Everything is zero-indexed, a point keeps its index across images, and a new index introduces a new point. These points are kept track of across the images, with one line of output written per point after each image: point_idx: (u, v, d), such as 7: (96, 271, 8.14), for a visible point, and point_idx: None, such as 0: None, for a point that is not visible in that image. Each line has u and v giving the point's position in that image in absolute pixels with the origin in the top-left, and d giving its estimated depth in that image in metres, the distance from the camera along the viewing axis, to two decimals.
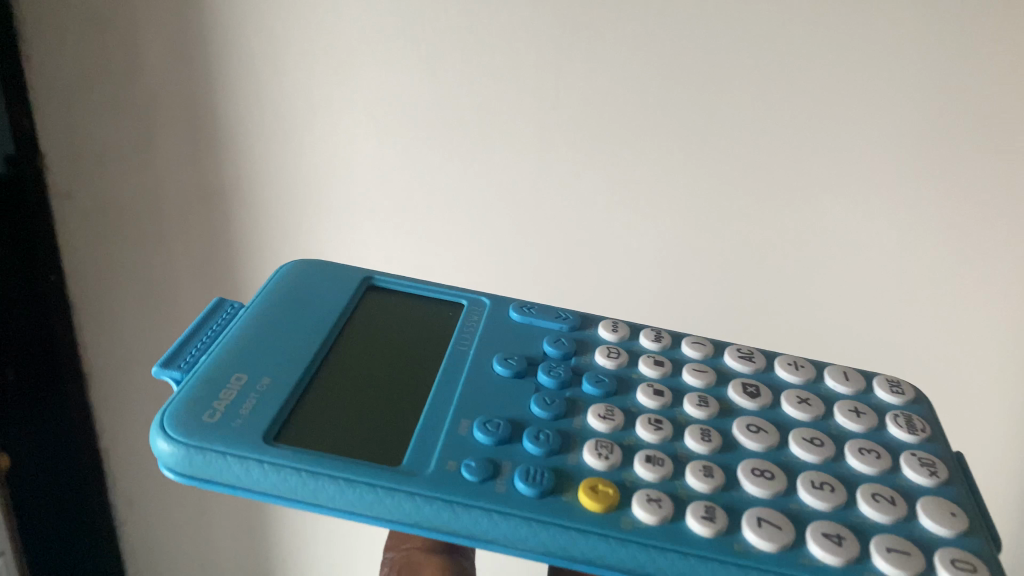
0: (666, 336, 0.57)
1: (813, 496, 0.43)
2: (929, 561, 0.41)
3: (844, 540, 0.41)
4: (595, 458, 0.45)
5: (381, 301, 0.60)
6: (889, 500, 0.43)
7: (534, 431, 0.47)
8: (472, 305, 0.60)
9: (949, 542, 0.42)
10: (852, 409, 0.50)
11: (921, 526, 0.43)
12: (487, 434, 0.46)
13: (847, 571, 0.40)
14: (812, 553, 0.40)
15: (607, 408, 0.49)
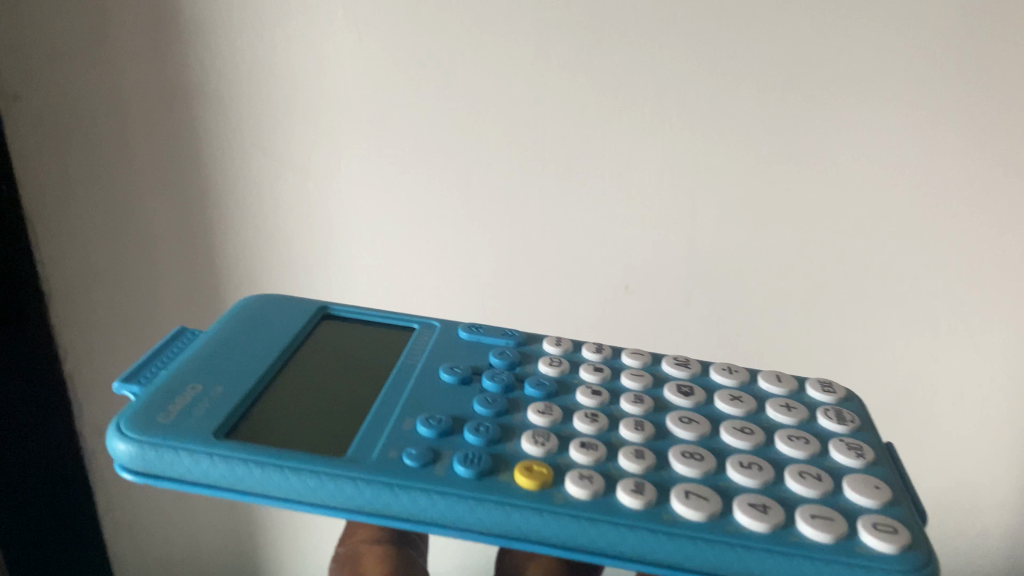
0: (607, 348, 0.58)
1: (741, 474, 0.43)
2: (852, 525, 0.40)
3: (767, 501, 0.41)
4: (531, 446, 0.46)
5: (336, 326, 0.62)
6: (756, 466, 0.44)
7: (470, 430, 0.47)
8: (418, 328, 0.61)
9: (869, 509, 0.42)
10: (783, 405, 0.51)
11: (845, 499, 0.43)
12: (429, 428, 0.47)
13: (760, 529, 0.40)
14: (693, 504, 0.41)
15: (546, 410, 0.49)
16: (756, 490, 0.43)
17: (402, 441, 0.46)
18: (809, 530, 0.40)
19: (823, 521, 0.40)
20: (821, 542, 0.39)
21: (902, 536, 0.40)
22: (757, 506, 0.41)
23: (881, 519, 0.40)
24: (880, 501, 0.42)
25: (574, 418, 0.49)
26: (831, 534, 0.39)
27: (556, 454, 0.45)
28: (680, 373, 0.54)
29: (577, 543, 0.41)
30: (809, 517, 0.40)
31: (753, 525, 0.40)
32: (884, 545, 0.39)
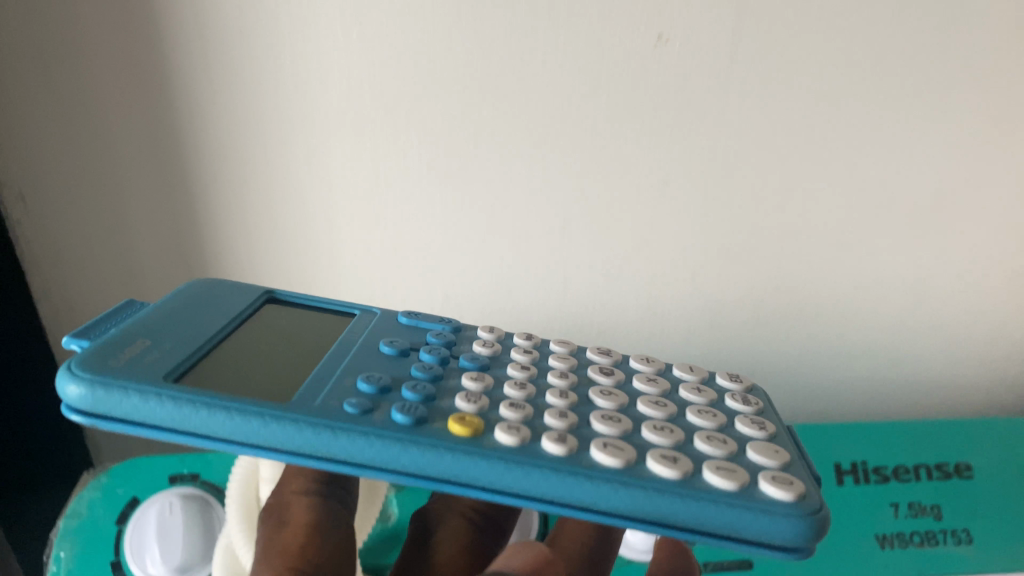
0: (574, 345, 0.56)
1: (655, 435, 0.40)
2: (753, 476, 0.38)
3: (677, 454, 0.38)
4: (462, 402, 0.41)
5: (284, 310, 0.54)
6: (663, 405, 0.45)
7: (401, 403, 0.40)
8: (363, 319, 0.54)
9: (772, 470, 0.39)
10: (695, 387, 0.49)
11: (749, 459, 0.40)
12: (354, 405, 0.39)
13: (672, 477, 0.36)
14: (619, 454, 0.37)
15: (478, 376, 0.45)
16: (663, 419, 0.44)
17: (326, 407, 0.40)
18: (712, 480, 0.37)
19: (726, 473, 0.37)
20: (727, 491, 0.36)
21: (804, 491, 0.37)
22: (667, 458, 0.38)
23: (782, 474, 0.37)
24: (801, 496, 0.36)
25: (525, 391, 0.44)
26: (737, 483, 0.36)
27: (479, 411, 0.41)
28: (642, 367, 0.52)
29: (558, 496, 0.36)
30: (715, 469, 0.37)
31: (717, 482, 0.36)
32: (786, 494, 0.36)
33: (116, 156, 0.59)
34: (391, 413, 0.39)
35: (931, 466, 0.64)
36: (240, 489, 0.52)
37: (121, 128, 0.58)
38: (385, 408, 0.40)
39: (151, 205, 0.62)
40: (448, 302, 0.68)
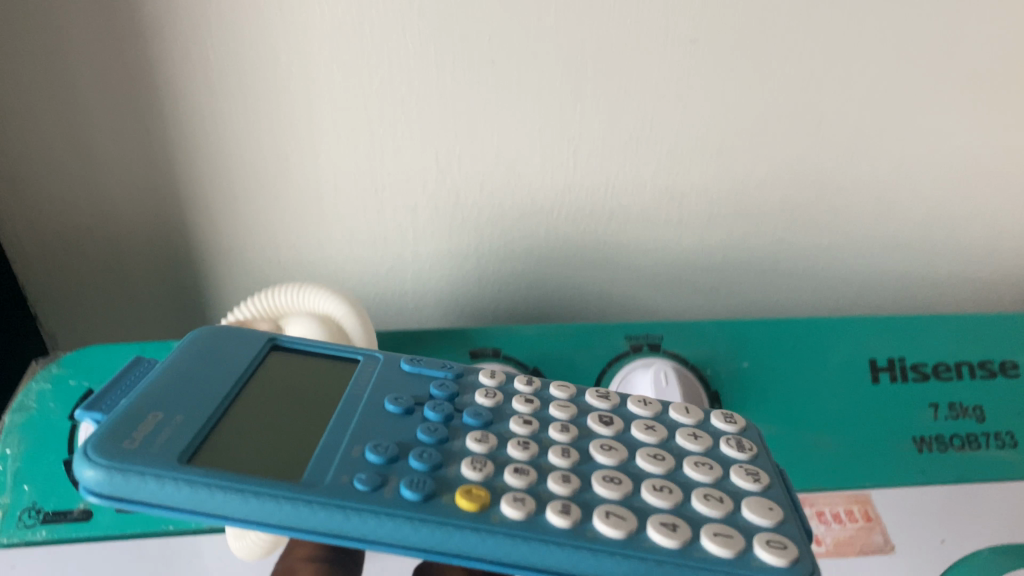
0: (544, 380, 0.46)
1: (653, 495, 0.37)
2: (748, 540, 0.35)
3: (677, 518, 0.36)
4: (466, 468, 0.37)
5: (285, 359, 0.45)
6: (656, 453, 0.40)
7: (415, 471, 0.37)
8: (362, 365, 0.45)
9: (767, 530, 0.36)
10: (727, 416, 0.43)
11: (742, 518, 0.37)
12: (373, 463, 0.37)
13: (673, 547, 0.35)
14: (671, 530, 0.35)
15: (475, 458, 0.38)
16: (662, 476, 0.38)
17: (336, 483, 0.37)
18: (708, 547, 0.35)
19: (722, 539, 0.35)
20: (719, 560, 0.34)
21: (798, 554, 0.35)
22: (721, 534, 0.35)
23: (775, 536, 0.35)
24: (793, 561, 0.35)
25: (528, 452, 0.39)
26: (733, 550, 0.34)
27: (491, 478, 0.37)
28: None
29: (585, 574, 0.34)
30: (711, 534, 0.35)
31: (714, 549, 0.35)
32: (780, 561, 0.34)
33: (106, 150, 0.58)
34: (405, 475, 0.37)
35: (974, 364, 0.61)
36: None
37: (98, 107, 0.56)
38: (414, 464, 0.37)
39: (126, 163, 0.59)
40: (467, 228, 0.63)
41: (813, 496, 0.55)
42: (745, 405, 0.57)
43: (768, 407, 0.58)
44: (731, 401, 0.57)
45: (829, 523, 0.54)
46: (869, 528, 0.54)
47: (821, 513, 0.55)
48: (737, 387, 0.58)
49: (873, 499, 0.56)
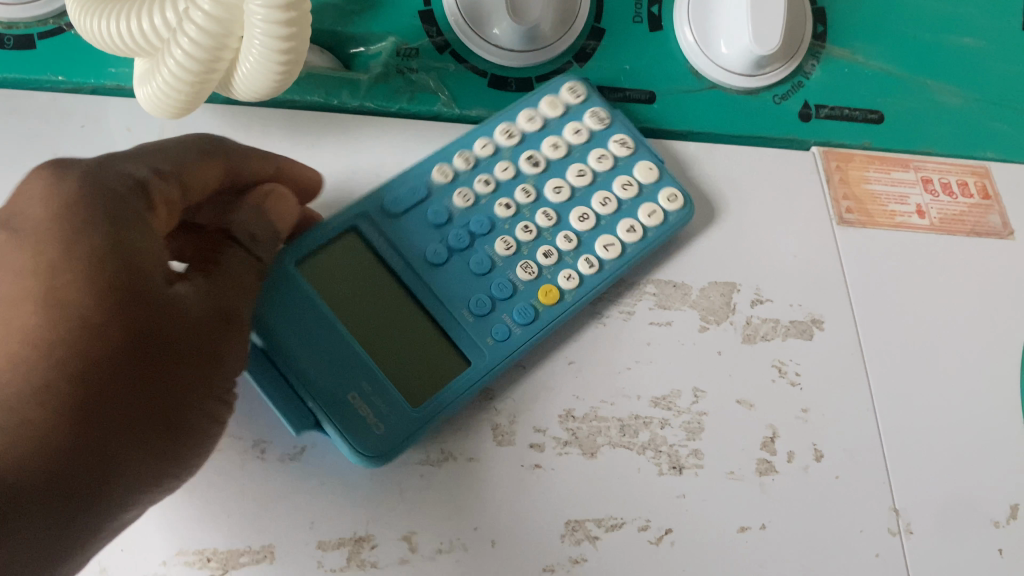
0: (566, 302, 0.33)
1: (615, 193, 0.36)
2: (603, 141, 0.37)
3: (626, 186, 0.36)
4: (559, 240, 0.34)
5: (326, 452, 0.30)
6: (602, 158, 0.37)
7: (528, 220, 0.35)
8: (361, 231, 0.34)
9: (625, 127, 0.37)
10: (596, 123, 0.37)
11: (612, 132, 0.37)
12: (434, 254, 0.34)
13: (626, 197, 0.36)
14: (623, 189, 0.36)
15: (444, 167, 0.35)
16: (590, 173, 0.36)
17: (467, 288, 0.33)
18: (635, 176, 0.36)
19: (621, 148, 0.37)
20: (625, 165, 0.37)
21: (606, 116, 0.37)
22: (619, 147, 0.37)
23: (602, 112, 0.37)
24: (604, 124, 0.37)
25: (552, 221, 0.35)
26: (641, 166, 0.36)
27: (513, 180, 0.36)
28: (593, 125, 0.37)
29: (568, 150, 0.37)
30: (644, 170, 0.36)
31: (644, 183, 0.36)
32: (623, 128, 0.37)
33: None
34: (446, 195, 0.35)
35: None
36: (113, 11, 0.31)
37: None
38: (522, 235, 0.34)
39: None
40: None
41: (921, 160, 0.42)
42: (855, 33, 0.43)
43: (885, 38, 0.43)
44: (837, 25, 0.43)
45: (936, 195, 0.42)
46: (985, 207, 0.42)
47: (927, 181, 0.42)
48: (848, 6, 0.43)
49: (994, 173, 0.43)
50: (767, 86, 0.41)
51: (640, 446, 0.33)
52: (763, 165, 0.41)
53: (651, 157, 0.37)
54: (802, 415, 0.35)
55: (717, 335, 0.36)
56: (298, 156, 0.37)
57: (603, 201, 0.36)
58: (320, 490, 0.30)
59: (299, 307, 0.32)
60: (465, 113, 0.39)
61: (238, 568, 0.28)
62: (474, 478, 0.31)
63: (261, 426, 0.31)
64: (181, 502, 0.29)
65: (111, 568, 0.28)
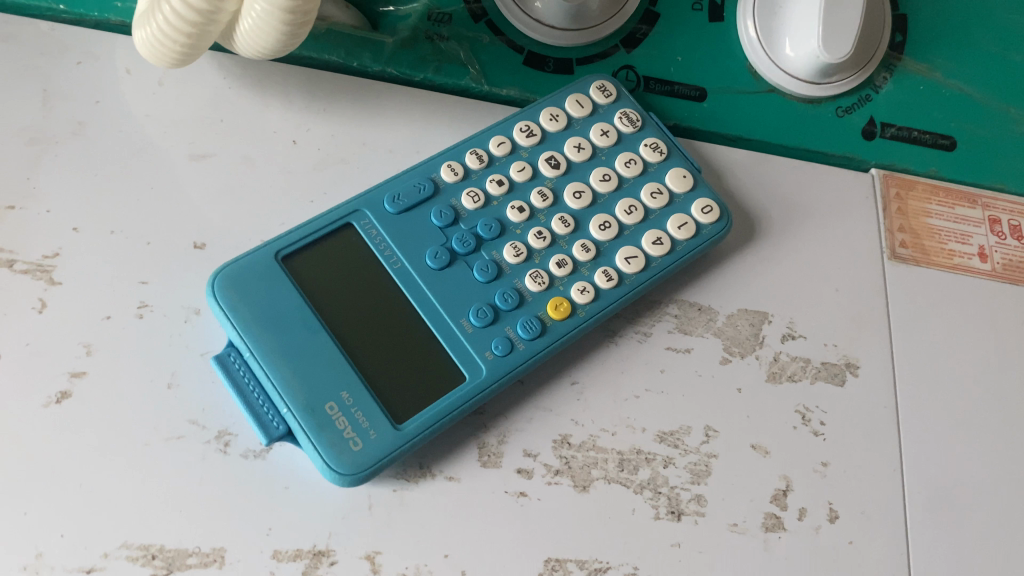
0: (581, 313, 0.30)
1: (644, 200, 0.33)
2: (632, 144, 0.34)
3: (655, 194, 0.33)
4: (576, 249, 0.31)
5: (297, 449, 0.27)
6: (630, 161, 0.33)
7: (543, 225, 0.32)
8: (356, 226, 0.31)
9: (658, 131, 0.34)
10: (625, 125, 0.34)
11: (643, 136, 0.34)
12: (435, 257, 0.30)
13: (654, 206, 0.33)
14: (652, 195, 0.33)
15: (454, 164, 0.32)
16: (617, 178, 0.33)
17: (468, 293, 0.30)
18: (666, 183, 0.33)
19: (653, 152, 0.33)
20: (655, 172, 0.33)
21: (637, 117, 0.34)
22: (650, 150, 0.33)
23: (632, 114, 0.34)
24: (634, 128, 0.34)
25: (569, 228, 0.32)
26: (674, 173, 0.33)
27: (530, 181, 0.32)
28: (623, 126, 0.34)
29: (594, 150, 0.34)
30: (677, 178, 0.33)
31: (676, 191, 0.33)
32: (655, 134, 0.34)
33: None
34: (454, 193, 0.32)
35: None
36: None
37: None
38: (534, 241, 0.31)
39: None
40: None
41: (991, 198, 0.38)
42: (937, 47, 0.38)
43: (971, 55, 0.38)
44: (918, 35, 0.38)
45: (1003, 237, 0.38)
46: None
47: (995, 222, 0.38)
48: (934, 14, 0.38)
49: None
50: (831, 96, 0.37)
51: (638, 484, 0.30)
52: (814, 185, 0.37)
53: (684, 165, 0.34)
54: (821, 469, 0.31)
55: (739, 370, 0.32)
56: (307, 121, 0.34)
57: (628, 208, 0.32)
58: (283, 494, 0.28)
59: (276, 305, 0.28)
60: (493, 90, 0.35)
61: (182, 570, 0.26)
62: (453, 501, 0.29)
63: (228, 416, 0.28)
64: (132, 491, 0.27)
65: (47, 555, 0.26)
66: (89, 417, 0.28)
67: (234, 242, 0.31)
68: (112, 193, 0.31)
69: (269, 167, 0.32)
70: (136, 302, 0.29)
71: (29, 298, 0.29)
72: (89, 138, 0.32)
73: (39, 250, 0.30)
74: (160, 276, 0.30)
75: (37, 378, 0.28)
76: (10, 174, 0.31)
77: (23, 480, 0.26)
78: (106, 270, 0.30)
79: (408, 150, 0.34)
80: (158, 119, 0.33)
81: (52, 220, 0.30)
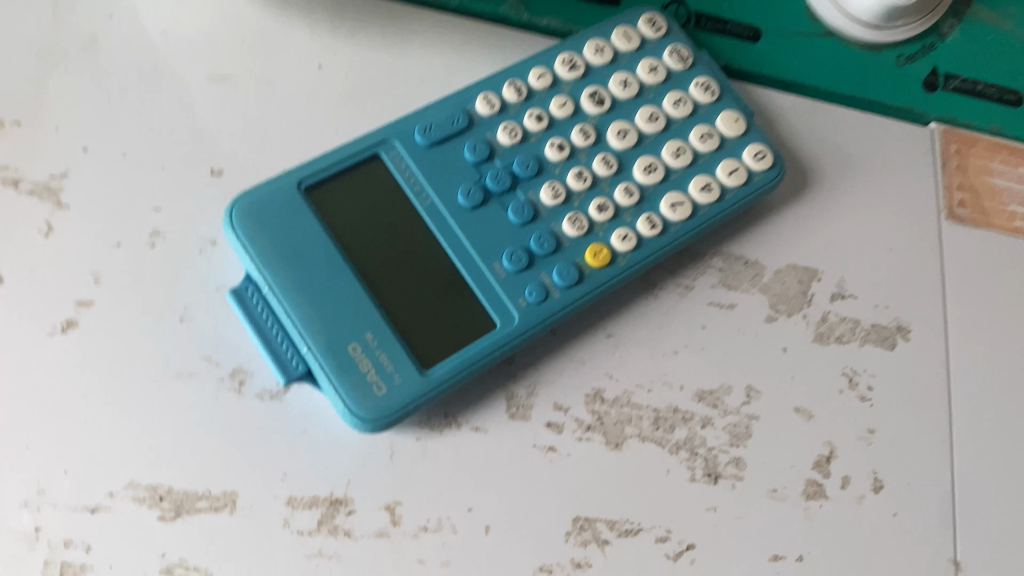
0: (622, 260, 0.28)
1: (692, 143, 0.30)
2: (681, 83, 0.32)
3: (705, 137, 0.30)
4: (618, 192, 0.29)
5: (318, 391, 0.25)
6: (679, 101, 0.31)
7: (583, 165, 0.29)
8: (384, 158, 0.29)
9: (710, 70, 0.32)
10: (675, 61, 0.32)
11: (694, 74, 0.32)
12: (469, 195, 0.28)
13: (703, 149, 0.30)
14: (701, 138, 0.30)
15: (491, 95, 0.30)
16: (664, 118, 0.31)
17: (502, 234, 0.28)
18: (716, 126, 0.31)
19: (703, 92, 0.31)
20: (705, 113, 0.31)
21: (688, 54, 0.32)
22: (701, 89, 0.31)
23: (683, 50, 0.32)
24: (684, 65, 0.32)
25: (612, 169, 0.30)
26: (726, 116, 0.31)
27: (572, 118, 0.30)
28: (672, 63, 0.32)
29: (640, 87, 0.31)
30: (729, 121, 0.31)
31: (726, 135, 0.31)
32: (706, 73, 0.32)
33: None
34: (490, 127, 0.30)
35: None
36: None
37: None
38: (574, 181, 0.29)
39: None
40: None
41: None
42: None
43: None
44: None
45: None
46: None
47: None
48: None
49: None
50: (892, 44, 0.34)
51: (674, 445, 0.28)
52: (870, 137, 0.35)
53: (736, 107, 0.31)
54: (867, 437, 0.30)
55: (785, 329, 0.30)
56: (334, 45, 0.32)
57: (675, 151, 0.30)
58: (300, 439, 0.26)
59: (298, 238, 0.26)
60: (532, 20, 0.33)
61: (193, 514, 0.25)
62: (479, 453, 0.27)
63: (243, 354, 0.27)
64: (140, 429, 0.25)
65: (50, 491, 0.24)
66: (96, 349, 0.26)
67: (253, 170, 0.29)
68: (125, 113, 0.29)
69: (292, 93, 0.30)
70: (148, 229, 0.28)
71: (35, 221, 0.27)
72: (101, 53, 0.30)
73: (47, 170, 0.28)
74: (174, 203, 0.28)
75: (42, 306, 0.26)
76: (17, 88, 0.29)
77: (25, 413, 0.25)
78: (117, 194, 0.28)
79: (440, 81, 0.32)
80: (175, 36, 0.31)
81: (61, 138, 0.28)
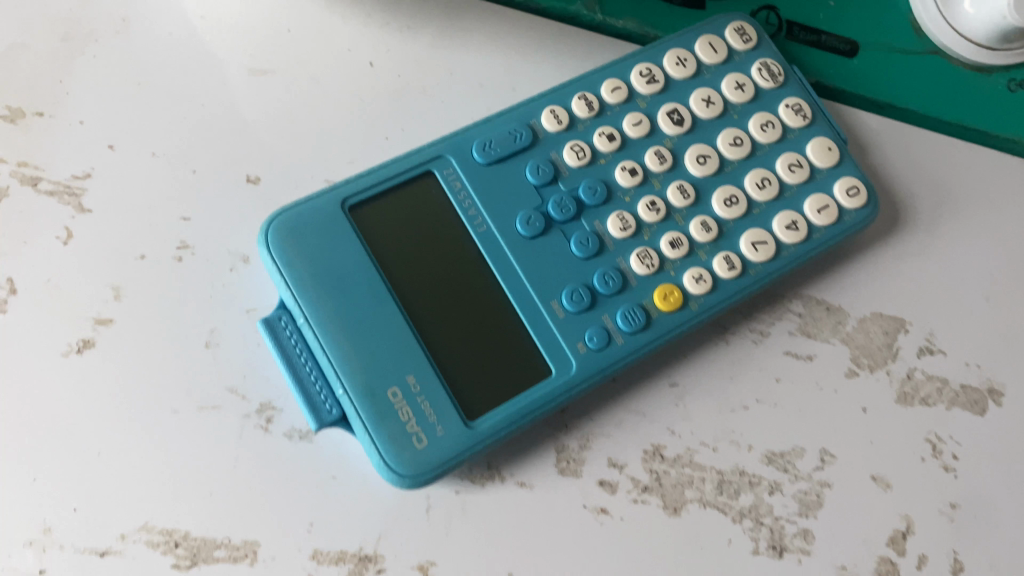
0: (694, 305, 0.25)
1: (779, 173, 0.27)
2: (770, 103, 0.28)
3: (794, 167, 0.27)
4: (693, 226, 0.26)
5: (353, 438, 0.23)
6: (767, 124, 0.28)
7: (656, 194, 0.26)
8: (438, 175, 0.26)
9: (803, 89, 0.28)
10: (765, 78, 0.28)
11: (784, 93, 0.28)
12: (528, 223, 0.25)
13: (791, 181, 0.27)
14: (789, 168, 0.27)
15: (558, 110, 0.27)
16: (749, 143, 0.27)
17: (563, 269, 0.25)
18: (806, 154, 0.28)
19: (795, 115, 0.28)
20: (795, 139, 0.28)
21: (779, 70, 0.28)
22: (792, 112, 0.28)
23: (774, 66, 0.28)
24: (775, 83, 0.28)
25: (688, 199, 0.26)
26: (818, 143, 0.28)
27: (646, 138, 0.27)
28: (761, 80, 0.28)
29: (725, 106, 0.28)
30: (821, 150, 0.27)
31: (818, 165, 0.27)
32: (799, 92, 0.28)
33: None
34: (555, 145, 0.27)
35: None
36: None
37: None
38: (645, 212, 0.26)
39: None
40: None
41: None
42: None
43: None
44: None
45: None
46: None
47: None
48: None
49: None
50: (1005, 65, 0.30)
51: (737, 511, 0.26)
52: (973, 168, 0.31)
53: (830, 133, 0.28)
54: (949, 512, 0.26)
55: (865, 387, 0.28)
56: (388, 39, 0.29)
57: (759, 181, 0.27)
58: (330, 485, 0.24)
59: (339, 264, 0.24)
60: (607, 21, 0.29)
61: (209, 564, 0.22)
62: (523, 510, 0.25)
63: (273, 387, 0.24)
64: (157, 465, 0.23)
65: (57, 530, 0.22)
66: (112, 373, 0.24)
67: (293, 178, 0.26)
68: (157, 107, 0.26)
69: (340, 92, 0.28)
70: (176, 241, 0.25)
71: (55, 225, 0.25)
72: (134, 38, 0.27)
73: (69, 169, 0.25)
74: (205, 212, 0.26)
75: (58, 321, 0.24)
76: (42, 75, 0.26)
77: (33, 440, 0.23)
78: (144, 199, 0.25)
79: (502, 85, 0.29)
80: (215, 21, 0.28)
81: (85, 133, 0.26)
